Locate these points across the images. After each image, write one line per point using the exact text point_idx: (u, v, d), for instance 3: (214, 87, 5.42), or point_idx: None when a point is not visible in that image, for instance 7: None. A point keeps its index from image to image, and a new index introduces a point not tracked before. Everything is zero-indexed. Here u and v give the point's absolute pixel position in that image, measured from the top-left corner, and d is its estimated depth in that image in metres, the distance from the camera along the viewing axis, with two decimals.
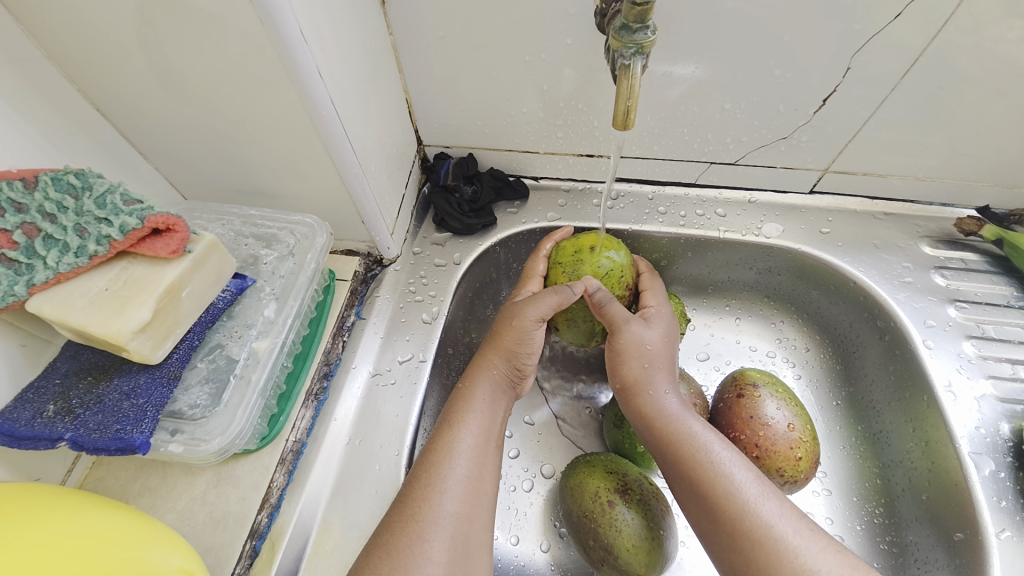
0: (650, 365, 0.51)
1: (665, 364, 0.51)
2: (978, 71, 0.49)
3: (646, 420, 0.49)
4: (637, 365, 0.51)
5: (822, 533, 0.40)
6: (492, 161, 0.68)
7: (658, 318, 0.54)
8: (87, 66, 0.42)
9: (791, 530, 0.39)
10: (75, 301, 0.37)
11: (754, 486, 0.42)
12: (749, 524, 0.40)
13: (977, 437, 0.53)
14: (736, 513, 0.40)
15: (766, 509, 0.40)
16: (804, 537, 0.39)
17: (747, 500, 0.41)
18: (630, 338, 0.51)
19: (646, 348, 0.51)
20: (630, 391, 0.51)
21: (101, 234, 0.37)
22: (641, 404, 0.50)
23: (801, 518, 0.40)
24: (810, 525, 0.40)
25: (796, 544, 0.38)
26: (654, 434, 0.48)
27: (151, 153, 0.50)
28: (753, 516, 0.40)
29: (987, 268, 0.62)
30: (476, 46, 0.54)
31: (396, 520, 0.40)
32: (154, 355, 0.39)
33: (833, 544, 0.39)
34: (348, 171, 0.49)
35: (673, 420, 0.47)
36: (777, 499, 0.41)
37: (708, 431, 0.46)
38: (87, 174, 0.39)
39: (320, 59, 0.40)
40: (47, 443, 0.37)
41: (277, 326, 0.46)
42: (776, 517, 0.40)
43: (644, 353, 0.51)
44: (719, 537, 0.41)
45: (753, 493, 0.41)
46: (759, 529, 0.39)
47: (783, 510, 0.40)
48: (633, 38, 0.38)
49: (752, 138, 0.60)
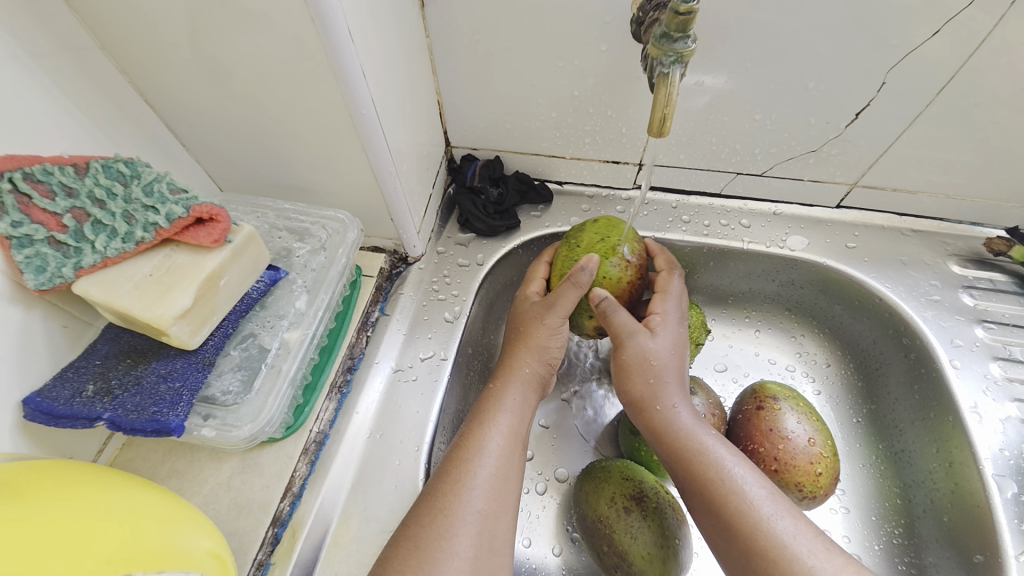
0: (655, 380, 0.50)
1: (674, 374, 0.51)
2: (1015, 90, 0.49)
3: (656, 433, 0.49)
4: (641, 381, 0.51)
5: (837, 551, 0.39)
6: (518, 165, 0.68)
7: (667, 328, 0.52)
8: (139, 59, 0.43)
9: (806, 549, 0.39)
10: (120, 285, 0.38)
11: (768, 503, 0.42)
12: (765, 544, 0.39)
13: (1001, 460, 0.52)
14: (750, 530, 0.40)
15: (781, 527, 0.40)
16: (821, 556, 0.38)
17: (763, 518, 0.41)
18: (632, 352, 0.51)
19: (650, 362, 0.51)
20: (638, 405, 0.51)
21: (148, 221, 0.39)
22: (648, 418, 0.50)
23: (817, 537, 0.40)
24: (828, 544, 0.40)
25: (813, 564, 0.38)
26: (665, 448, 0.48)
27: (192, 145, 0.51)
28: (767, 535, 0.40)
29: (1016, 290, 0.61)
30: (509, 50, 0.54)
31: (426, 513, 0.41)
32: (191, 341, 0.40)
33: (850, 563, 0.39)
34: (382, 168, 0.49)
35: (682, 434, 0.47)
36: (794, 517, 0.41)
37: (721, 445, 0.46)
38: (136, 163, 0.41)
39: (363, 59, 0.41)
40: (85, 422, 0.38)
41: (307, 318, 0.47)
42: (791, 536, 0.39)
43: (647, 367, 0.51)
44: (734, 555, 0.41)
45: (767, 511, 0.41)
46: (774, 548, 0.39)
47: (797, 528, 0.40)
48: (673, 46, 0.39)
49: (781, 150, 0.60)
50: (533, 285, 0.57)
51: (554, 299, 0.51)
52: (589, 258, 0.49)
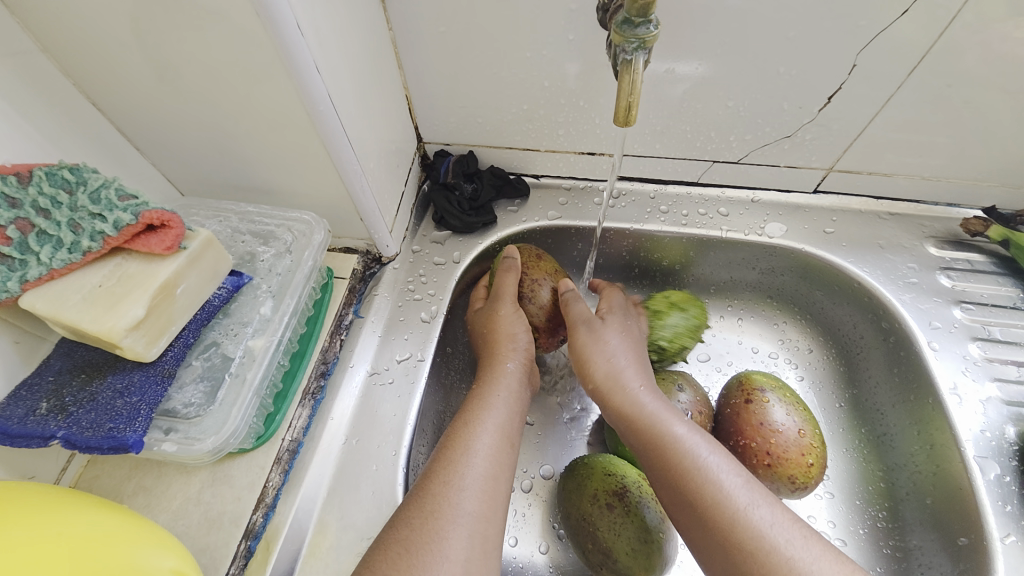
0: (618, 362, 0.52)
1: (632, 361, 0.53)
2: (985, 69, 0.49)
3: (627, 420, 0.48)
4: (603, 361, 0.53)
5: (817, 539, 0.39)
6: (492, 159, 0.67)
7: (614, 318, 0.56)
8: (82, 58, 0.41)
9: (784, 539, 0.38)
10: (68, 298, 0.36)
11: (744, 493, 0.41)
12: (740, 535, 0.39)
13: (981, 441, 0.53)
14: (727, 524, 0.39)
15: (759, 516, 0.39)
16: (798, 545, 0.38)
17: (739, 509, 0.40)
18: (587, 335, 0.54)
19: (607, 346, 0.53)
20: (607, 391, 0.51)
21: (95, 230, 0.37)
22: (619, 403, 0.50)
23: (794, 524, 0.39)
24: (805, 531, 0.39)
25: (790, 554, 0.37)
26: (636, 434, 0.47)
27: (147, 148, 0.50)
28: (744, 526, 0.39)
29: (993, 269, 0.61)
30: (476, 42, 0.53)
31: (416, 516, 0.40)
32: (148, 353, 0.38)
33: (833, 552, 0.38)
34: (345, 166, 0.48)
35: (655, 421, 0.47)
36: (770, 504, 0.41)
37: (694, 433, 0.46)
38: (82, 169, 0.39)
39: (317, 54, 0.40)
40: (40, 442, 0.36)
41: (273, 324, 0.45)
42: (768, 526, 0.39)
43: (603, 346, 0.53)
44: (712, 547, 0.40)
45: (744, 501, 0.40)
46: (751, 539, 0.38)
47: (776, 517, 0.39)
48: (634, 32, 0.38)
49: (756, 136, 0.59)
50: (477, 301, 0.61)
51: (498, 293, 0.56)
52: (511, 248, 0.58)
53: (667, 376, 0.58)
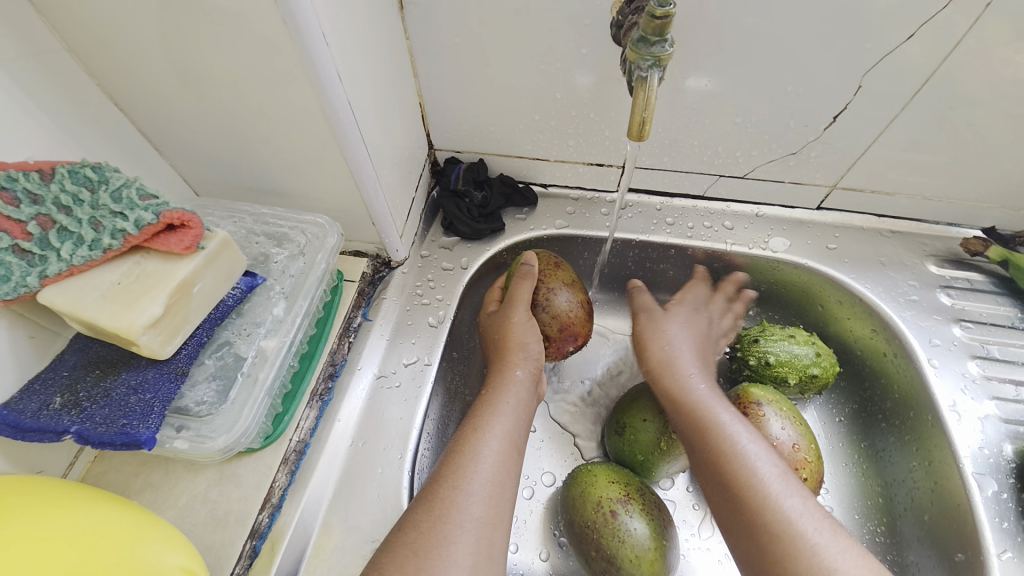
0: (672, 348, 0.57)
1: (691, 346, 0.57)
2: (987, 94, 0.50)
3: (674, 402, 0.51)
4: (659, 347, 0.57)
5: (845, 536, 0.39)
6: (502, 168, 0.68)
7: (681, 309, 0.62)
8: (107, 58, 0.42)
9: (811, 527, 0.39)
10: (87, 295, 0.37)
11: (778, 482, 0.42)
12: (769, 518, 0.40)
13: (979, 458, 0.53)
14: (757, 504, 0.41)
15: (788, 504, 0.40)
16: (826, 536, 0.38)
17: (769, 494, 0.41)
18: (647, 323, 0.61)
19: (669, 337, 0.58)
20: (656, 374, 0.55)
21: (116, 228, 0.37)
22: (667, 385, 0.53)
23: (825, 518, 0.40)
24: (835, 526, 0.39)
25: (816, 541, 0.38)
26: (681, 414, 0.50)
27: (165, 148, 0.50)
28: (773, 510, 0.40)
29: (992, 289, 0.63)
30: (491, 53, 0.54)
31: (424, 519, 0.40)
32: (163, 350, 0.39)
33: (857, 547, 0.38)
34: (361, 172, 0.49)
35: (701, 404, 0.49)
36: (801, 496, 0.41)
37: (737, 421, 0.47)
38: (104, 168, 0.39)
39: (339, 62, 0.41)
40: (52, 436, 0.37)
41: (286, 325, 0.46)
42: (797, 514, 0.40)
43: (664, 338, 0.58)
44: (744, 529, 0.41)
45: (776, 489, 0.42)
46: (778, 523, 0.40)
47: (805, 508, 0.40)
48: (650, 50, 0.39)
49: (762, 152, 0.60)
50: (491, 305, 0.60)
51: (513, 298, 0.56)
52: (529, 255, 0.58)
53: None
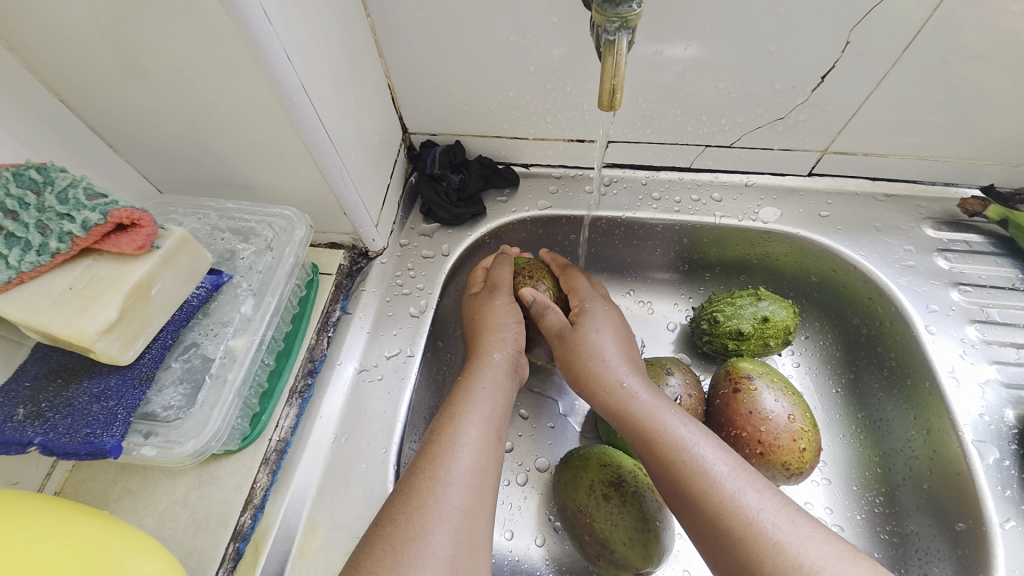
0: (594, 362, 0.50)
1: (616, 354, 0.51)
2: (984, 45, 0.47)
3: (619, 417, 0.47)
4: (581, 366, 0.51)
5: (807, 521, 0.38)
6: (480, 149, 0.66)
7: (590, 314, 0.54)
8: (43, 51, 0.39)
9: (773, 523, 0.37)
10: (38, 302, 0.35)
11: (734, 479, 0.40)
12: (731, 521, 0.38)
13: (981, 426, 0.52)
14: (716, 511, 0.39)
15: (747, 502, 0.38)
16: (787, 530, 0.37)
17: (729, 495, 0.39)
18: (570, 340, 0.52)
19: (586, 349, 0.51)
20: (591, 390, 0.50)
21: (63, 231, 0.35)
22: (606, 400, 0.49)
23: (784, 508, 0.38)
24: (794, 515, 0.38)
25: (778, 538, 0.36)
26: (625, 428, 0.47)
27: (120, 145, 0.48)
28: (733, 513, 0.38)
29: (992, 250, 0.60)
30: (457, 27, 0.51)
31: (400, 511, 0.39)
32: (124, 356, 0.38)
33: (817, 531, 0.37)
34: (326, 161, 0.47)
35: (643, 417, 0.46)
36: (761, 490, 0.39)
37: (683, 425, 0.44)
38: (50, 168, 0.37)
39: (286, 41, 0.39)
40: (18, 447, 0.36)
41: (254, 324, 0.45)
42: (756, 511, 0.38)
43: (579, 353, 0.51)
44: (705, 536, 0.39)
45: (733, 487, 0.39)
46: (739, 527, 0.38)
47: (765, 503, 0.38)
48: (617, 11, 0.36)
49: (748, 119, 0.57)
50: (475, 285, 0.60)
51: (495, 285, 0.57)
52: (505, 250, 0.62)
53: (655, 363, 0.57)
